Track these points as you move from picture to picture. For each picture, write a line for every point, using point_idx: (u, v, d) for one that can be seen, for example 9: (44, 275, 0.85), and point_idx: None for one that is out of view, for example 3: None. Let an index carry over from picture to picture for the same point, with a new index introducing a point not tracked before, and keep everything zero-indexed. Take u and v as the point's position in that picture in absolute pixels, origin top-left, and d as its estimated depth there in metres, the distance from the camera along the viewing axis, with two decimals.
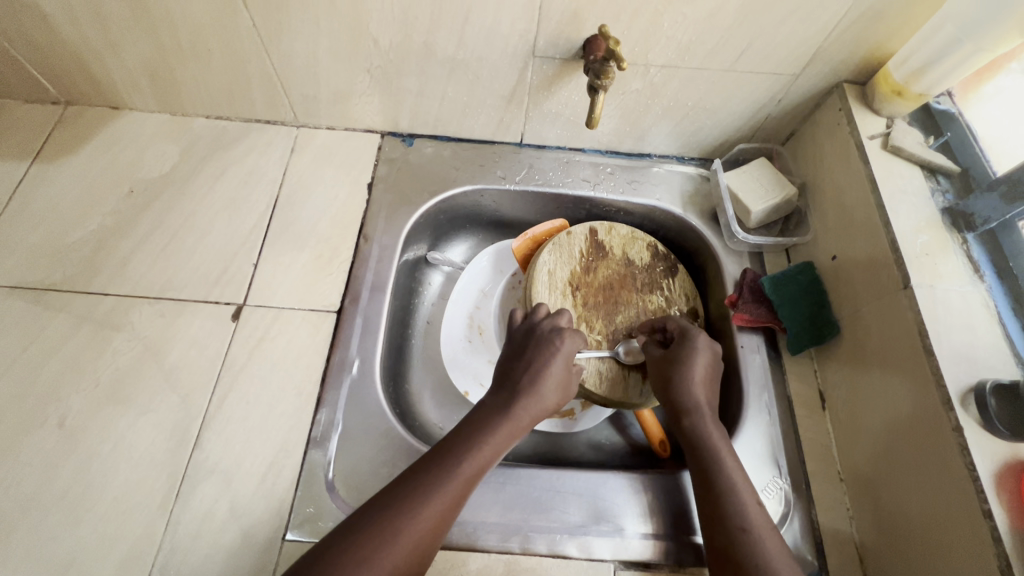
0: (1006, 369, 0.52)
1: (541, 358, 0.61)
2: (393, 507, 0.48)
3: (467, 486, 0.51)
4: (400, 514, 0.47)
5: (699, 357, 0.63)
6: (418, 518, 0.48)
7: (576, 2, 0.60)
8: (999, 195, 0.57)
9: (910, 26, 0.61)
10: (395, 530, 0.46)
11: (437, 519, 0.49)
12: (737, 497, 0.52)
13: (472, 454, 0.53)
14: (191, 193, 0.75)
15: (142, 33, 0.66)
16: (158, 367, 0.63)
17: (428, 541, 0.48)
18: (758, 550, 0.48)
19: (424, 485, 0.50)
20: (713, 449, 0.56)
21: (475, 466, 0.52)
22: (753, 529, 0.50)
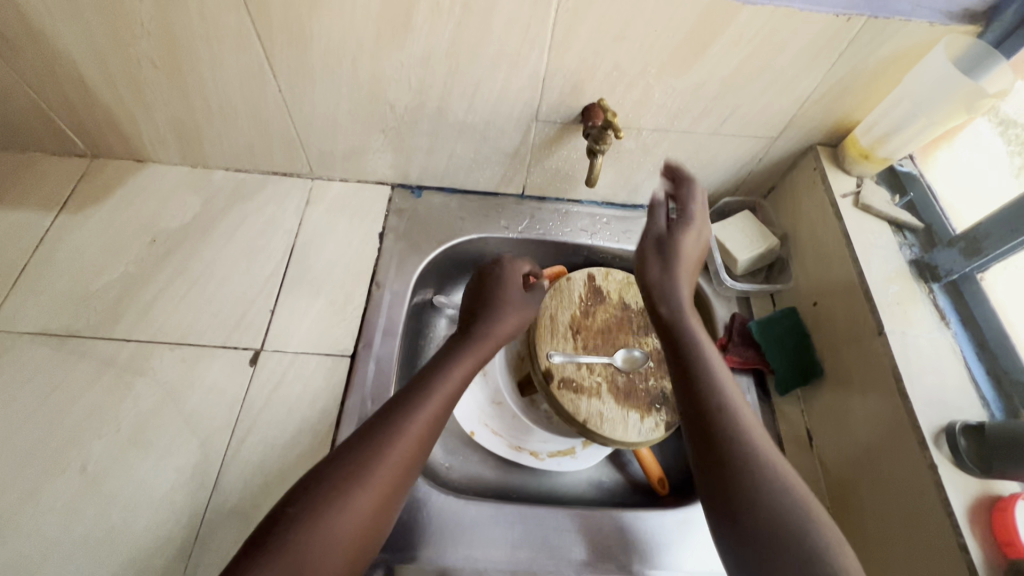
0: (974, 411, 0.57)
1: (497, 309, 0.72)
2: (375, 437, 0.55)
3: (439, 415, 0.60)
4: (383, 441, 0.54)
5: (688, 245, 0.69)
6: (401, 439, 0.55)
7: (577, 76, 0.67)
8: (958, 250, 0.63)
9: (873, 99, 0.69)
10: (382, 453, 0.54)
11: (417, 438, 0.56)
12: (714, 378, 0.58)
13: (441, 385, 0.61)
14: (211, 241, 0.79)
15: (175, 96, 0.72)
16: (178, 411, 0.66)
17: (411, 460, 0.55)
18: (737, 422, 0.54)
19: (402, 413, 0.57)
20: (692, 341, 0.62)
21: (444, 394, 0.61)
22: (730, 406, 0.55)
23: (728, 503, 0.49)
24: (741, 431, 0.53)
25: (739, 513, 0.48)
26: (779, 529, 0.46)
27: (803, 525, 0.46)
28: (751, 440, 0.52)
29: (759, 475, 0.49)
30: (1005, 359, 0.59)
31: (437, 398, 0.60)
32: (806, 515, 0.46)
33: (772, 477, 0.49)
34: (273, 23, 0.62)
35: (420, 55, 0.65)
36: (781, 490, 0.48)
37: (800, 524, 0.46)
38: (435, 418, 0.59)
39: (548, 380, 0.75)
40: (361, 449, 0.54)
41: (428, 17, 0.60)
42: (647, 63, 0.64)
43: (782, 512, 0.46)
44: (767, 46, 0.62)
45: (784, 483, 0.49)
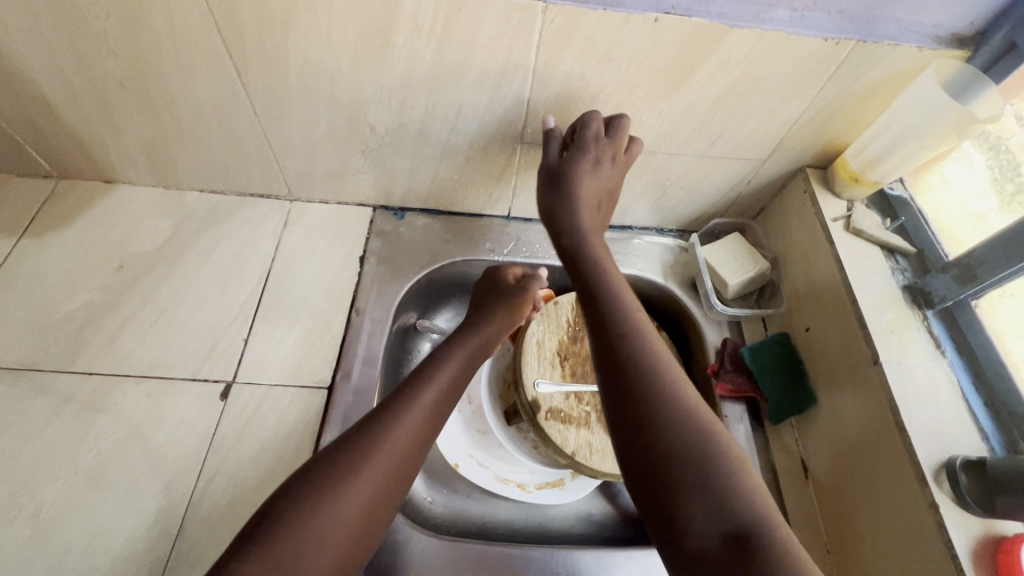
0: (973, 445, 0.56)
1: (492, 310, 0.71)
2: (365, 436, 0.54)
3: (434, 412, 0.59)
4: (377, 438, 0.54)
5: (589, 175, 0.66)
6: (399, 429, 0.55)
7: (563, 98, 0.65)
8: (952, 276, 0.62)
9: (862, 122, 0.68)
10: (376, 452, 0.53)
11: (413, 435, 0.56)
12: (617, 308, 0.57)
13: (433, 381, 0.61)
14: (183, 266, 0.76)
15: (144, 116, 0.69)
16: (142, 451, 0.62)
17: (407, 457, 0.55)
18: (643, 350, 0.53)
19: (402, 404, 0.57)
20: (599, 273, 0.61)
21: (438, 389, 0.60)
22: (636, 334, 0.54)
23: (632, 431, 0.48)
24: (647, 359, 0.52)
25: (642, 442, 0.47)
26: (682, 455, 0.46)
27: (708, 449, 0.46)
28: (650, 365, 0.51)
29: (656, 396, 0.49)
30: (1002, 390, 0.58)
31: (429, 393, 0.59)
32: (710, 440, 0.46)
33: (676, 404, 0.49)
34: (246, 43, 0.59)
35: (400, 76, 0.62)
36: (684, 416, 0.48)
37: (705, 449, 0.46)
38: (432, 415, 0.59)
39: (534, 411, 0.72)
40: (355, 447, 0.53)
41: (408, 38, 0.58)
42: (634, 86, 0.63)
43: (687, 440, 0.46)
44: (756, 69, 0.61)
45: (688, 409, 0.49)
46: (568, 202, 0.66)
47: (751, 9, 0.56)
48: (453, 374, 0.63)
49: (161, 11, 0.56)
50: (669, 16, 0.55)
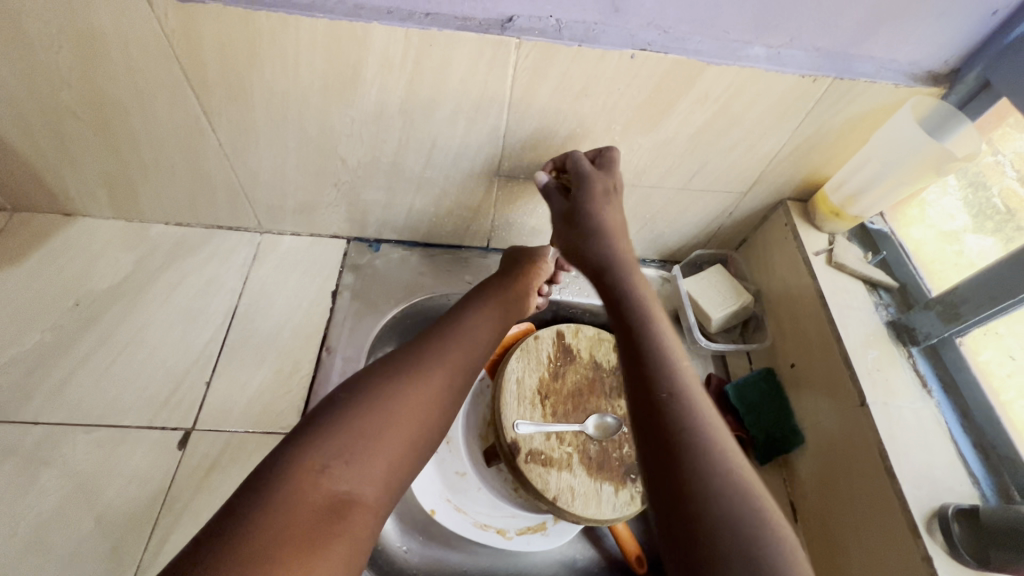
0: (965, 491, 0.54)
1: (533, 256, 0.73)
2: (417, 350, 0.56)
3: (482, 336, 0.61)
4: (430, 354, 0.56)
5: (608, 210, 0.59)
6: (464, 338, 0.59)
7: (539, 133, 0.63)
8: (936, 313, 0.60)
9: (841, 157, 0.67)
10: (436, 360, 0.55)
11: (463, 352, 0.57)
12: (659, 351, 0.47)
13: (477, 309, 0.63)
14: (143, 304, 0.72)
15: (103, 149, 0.65)
16: (91, 508, 0.58)
17: (458, 371, 0.56)
18: (689, 410, 0.43)
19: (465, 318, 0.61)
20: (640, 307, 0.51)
21: (485, 315, 0.63)
22: (683, 387, 0.45)
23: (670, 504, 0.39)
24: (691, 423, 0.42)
25: (678, 524, 0.38)
26: (727, 548, 0.37)
27: (759, 539, 0.37)
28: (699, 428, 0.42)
29: (705, 468, 0.40)
30: (990, 431, 0.57)
31: (476, 319, 0.61)
32: (762, 527, 0.38)
33: (723, 481, 0.39)
34: (209, 75, 0.57)
35: (371, 110, 0.60)
36: (730, 497, 0.39)
37: (754, 539, 0.37)
38: (479, 337, 0.60)
39: (513, 454, 0.69)
40: (403, 362, 0.54)
41: (378, 72, 0.56)
42: (612, 120, 0.62)
43: (733, 525, 0.37)
44: (735, 106, 0.60)
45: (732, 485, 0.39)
46: (586, 228, 0.58)
47: (728, 46, 0.56)
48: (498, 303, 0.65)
49: (118, 43, 0.53)
50: (645, 53, 0.54)
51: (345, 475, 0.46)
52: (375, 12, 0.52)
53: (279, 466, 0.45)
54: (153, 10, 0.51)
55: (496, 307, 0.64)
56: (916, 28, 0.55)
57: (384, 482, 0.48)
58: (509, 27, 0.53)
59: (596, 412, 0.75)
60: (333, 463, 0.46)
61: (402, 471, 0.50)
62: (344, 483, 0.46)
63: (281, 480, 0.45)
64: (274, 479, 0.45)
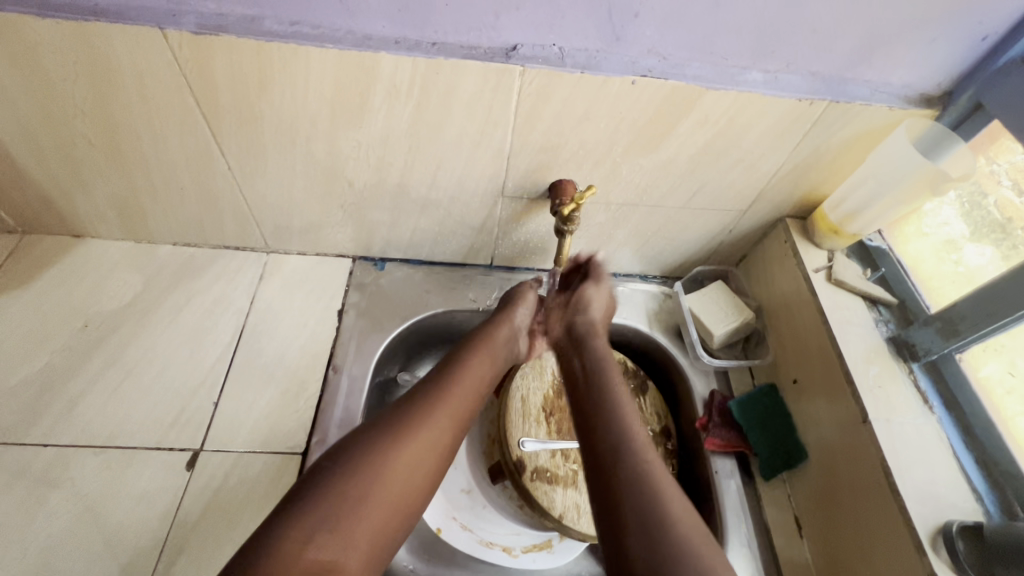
0: (967, 507, 0.55)
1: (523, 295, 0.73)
2: (411, 403, 0.55)
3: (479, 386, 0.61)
4: (418, 412, 0.55)
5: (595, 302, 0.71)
6: (451, 393, 0.57)
7: (542, 155, 0.65)
8: (935, 329, 0.61)
9: (838, 176, 0.69)
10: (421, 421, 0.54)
11: (455, 410, 0.57)
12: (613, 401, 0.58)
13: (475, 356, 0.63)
14: (151, 325, 0.73)
15: (114, 173, 0.67)
16: (99, 530, 0.58)
17: (449, 429, 0.55)
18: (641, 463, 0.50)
19: (455, 370, 0.60)
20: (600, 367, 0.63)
21: (484, 361, 0.63)
22: (634, 446, 0.52)
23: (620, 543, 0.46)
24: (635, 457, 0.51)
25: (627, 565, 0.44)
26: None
27: None
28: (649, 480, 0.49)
29: (653, 515, 0.46)
30: (992, 446, 0.57)
31: (475, 367, 0.61)
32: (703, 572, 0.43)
33: (672, 529, 0.45)
34: (220, 103, 0.58)
35: (378, 135, 0.62)
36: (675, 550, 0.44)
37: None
38: (476, 386, 0.60)
39: (519, 472, 0.69)
40: (393, 419, 0.54)
41: (386, 99, 0.57)
42: (614, 142, 0.63)
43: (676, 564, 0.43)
44: (733, 128, 0.61)
45: (658, 507, 0.47)
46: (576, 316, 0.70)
47: (725, 72, 0.57)
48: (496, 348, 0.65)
49: (132, 74, 0.55)
50: (646, 78, 0.56)
51: (332, 547, 0.46)
52: (383, 42, 0.53)
53: (272, 533, 0.45)
54: (167, 42, 0.52)
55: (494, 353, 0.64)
56: (910, 53, 0.56)
57: (369, 552, 0.48)
58: (514, 55, 0.55)
59: None
60: (320, 530, 0.46)
61: (388, 538, 0.49)
62: (330, 551, 0.45)
63: (268, 554, 0.44)
64: (264, 549, 0.44)
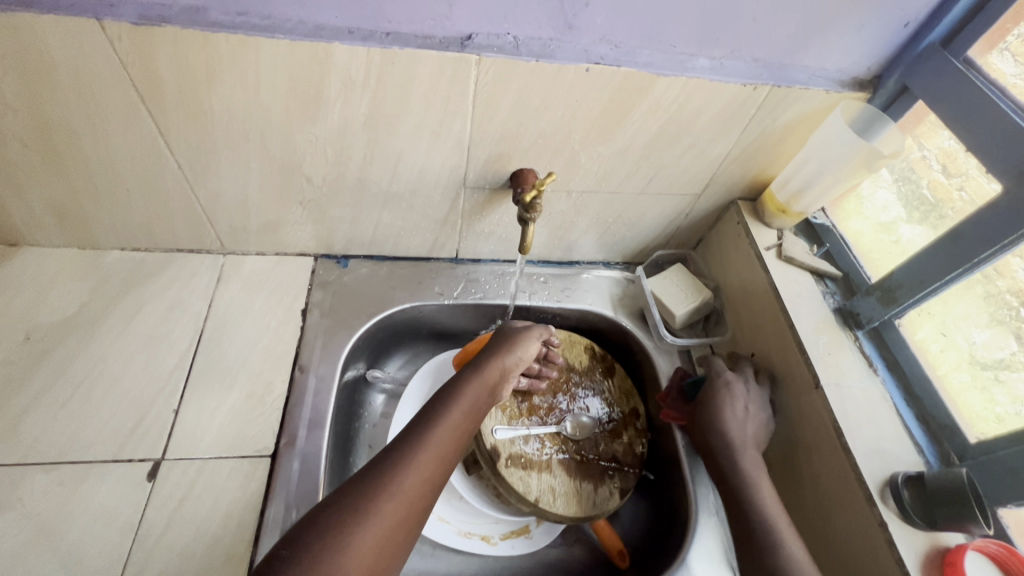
0: (911, 459, 0.59)
1: (511, 339, 0.69)
2: (376, 475, 0.50)
3: (452, 447, 0.56)
4: (382, 486, 0.49)
5: (737, 399, 0.67)
6: (420, 460, 0.52)
7: (502, 146, 0.66)
8: (876, 299, 0.66)
9: (783, 157, 0.73)
10: (383, 495, 0.49)
11: (423, 482, 0.52)
12: (752, 498, 0.59)
13: (449, 413, 0.58)
14: (101, 334, 0.69)
15: (52, 175, 0.63)
16: (54, 549, 0.55)
17: (416, 503, 0.50)
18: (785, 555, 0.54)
19: (421, 434, 0.55)
20: (717, 427, 0.65)
21: (456, 421, 0.58)
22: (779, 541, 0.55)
23: None
24: (772, 558, 0.54)
25: None
26: None
27: None
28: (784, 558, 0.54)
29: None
30: (931, 404, 0.62)
31: (446, 430, 0.56)
32: None
33: None
34: (166, 97, 0.56)
35: (335, 128, 0.61)
36: None
37: None
38: (450, 449, 0.55)
39: (494, 460, 0.70)
40: (353, 494, 0.48)
41: (341, 90, 0.57)
42: (571, 130, 0.64)
43: None
44: (685, 113, 0.64)
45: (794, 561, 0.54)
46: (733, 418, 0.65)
47: (674, 58, 0.59)
48: (471, 404, 0.61)
49: (68, 69, 0.52)
50: (599, 66, 0.57)
51: None
52: (336, 32, 0.53)
53: None
54: (105, 34, 0.50)
55: (468, 411, 0.60)
56: (841, 40, 0.60)
57: None
58: (469, 44, 0.55)
59: (571, 412, 0.76)
60: None
61: None
62: None
63: None
64: None
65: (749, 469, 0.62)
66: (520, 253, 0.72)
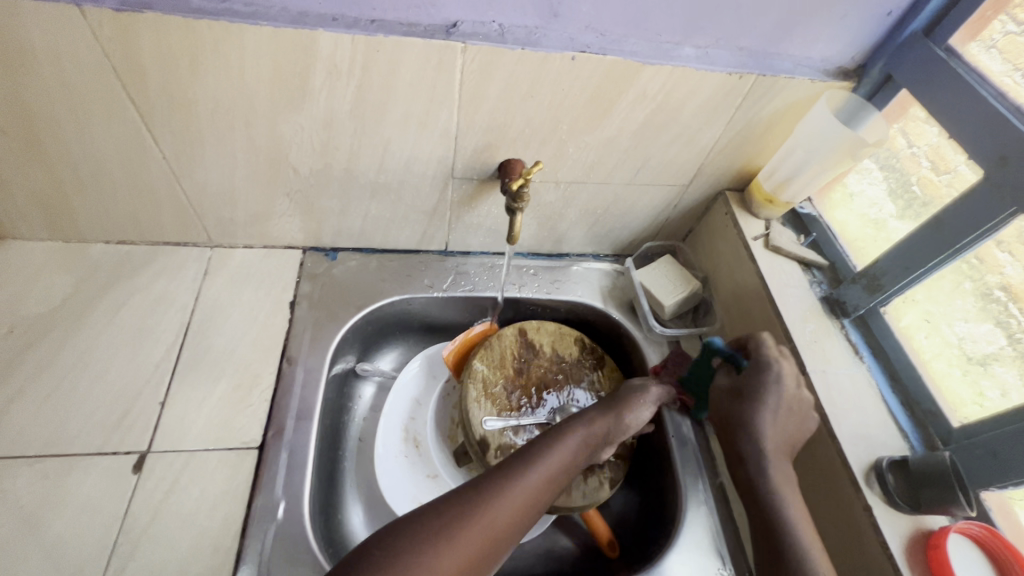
0: (896, 444, 0.60)
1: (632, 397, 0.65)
2: (457, 510, 0.49)
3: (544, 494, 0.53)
4: (471, 514, 0.49)
5: (773, 397, 0.57)
6: (513, 498, 0.51)
7: (489, 137, 0.66)
8: (861, 287, 0.66)
9: (770, 148, 0.73)
10: (469, 522, 0.48)
11: (508, 519, 0.50)
12: (783, 515, 0.52)
13: (550, 455, 0.56)
14: (86, 327, 0.69)
15: (35, 166, 0.62)
16: (38, 541, 0.54)
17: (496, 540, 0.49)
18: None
19: (520, 470, 0.54)
20: (750, 432, 0.56)
21: (547, 474, 0.55)
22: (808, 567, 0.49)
23: None
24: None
25: None
26: None
27: None
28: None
29: None
30: (915, 391, 0.62)
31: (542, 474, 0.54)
32: None
33: None
34: (149, 86, 0.55)
35: (321, 117, 0.61)
36: None
37: None
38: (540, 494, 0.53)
39: (484, 451, 0.70)
40: (443, 515, 0.48)
41: (327, 79, 0.57)
42: (557, 120, 0.64)
43: None
44: (671, 102, 0.64)
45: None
46: (766, 416, 0.56)
47: (659, 47, 0.60)
48: (567, 460, 0.57)
49: (49, 57, 0.52)
50: (585, 55, 0.57)
51: None
52: (320, 19, 0.53)
53: None
54: (86, 21, 0.49)
55: (561, 466, 0.56)
56: (826, 29, 0.60)
57: None
58: (454, 32, 0.55)
59: (561, 403, 0.77)
60: None
61: None
62: None
63: None
64: None
65: (779, 481, 0.54)
66: (509, 243, 0.72)
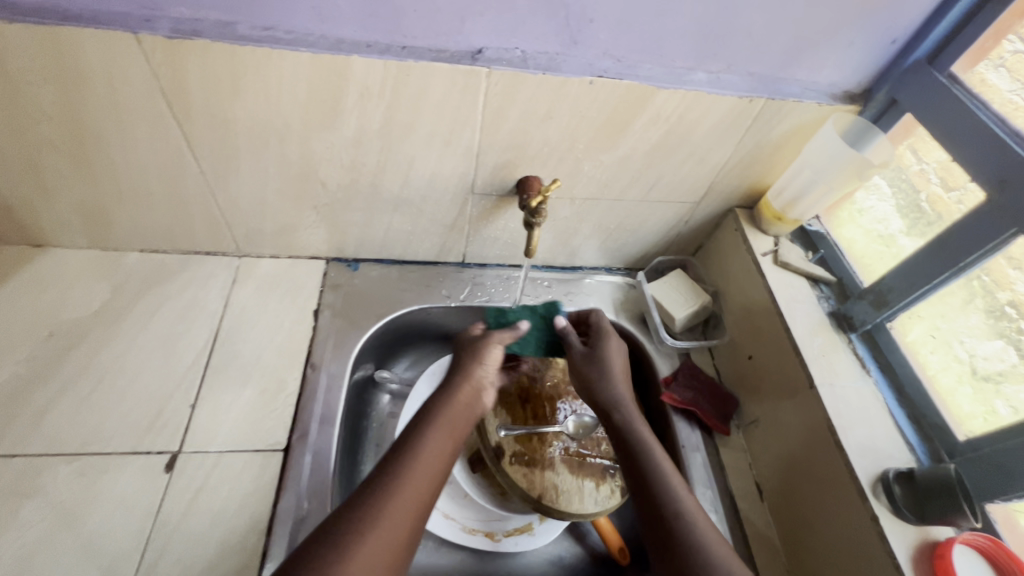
0: (902, 456, 0.61)
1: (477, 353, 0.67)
2: (361, 503, 0.49)
3: (434, 463, 0.54)
4: (373, 503, 0.49)
5: (615, 354, 0.70)
6: (408, 480, 0.52)
7: (509, 156, 0.69)
8: (869, 302, 0.69)
9: (779, 167, 0.76)
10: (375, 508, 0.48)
11: (415, 496, 0.51)
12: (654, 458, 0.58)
13: (429, 433, 0.57)
14: (121, 332, 0.72)
15: (79, 179, 0.66)
16: (76, 536, 0.57)
17: (410, 517, 0.50)
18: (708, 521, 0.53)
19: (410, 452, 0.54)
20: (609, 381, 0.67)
21: (436, 448, 0.56)
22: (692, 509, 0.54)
23: None
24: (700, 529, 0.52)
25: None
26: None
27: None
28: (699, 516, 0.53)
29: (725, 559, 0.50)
30: (922, 404, 0.64)
31: (428, 449, 0.55)
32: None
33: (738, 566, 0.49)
34: (192, 107, 0.59)
35: (350, 136, 0.64)
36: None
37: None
38: (434, 464, 0.55)
39: (498, 456, 0.73)
40: (351, 513, 0.48)
41: (358, 100, 0.60)
42: (574, 139, 0.67)
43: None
44: (683, 124, 0.67)
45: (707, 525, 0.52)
46: (608, 373, 0.68)
47: (672, 72, 0.63)
48: (448, 431, 0.58)
49: (103, 79, 0.56)
50: (602, 79, 0.60)
51: None
52: (355, 46, 0.56)
53: None
54: (139, 46, 0.53)
55: (444, 435, 0.57)
56: (832, 55, 0.63)
57: None
58: (479, 58, 0.58)
59: (575, 412, 0.79)
60: None
61: None
62: None
63: None
64: None
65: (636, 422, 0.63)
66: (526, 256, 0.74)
